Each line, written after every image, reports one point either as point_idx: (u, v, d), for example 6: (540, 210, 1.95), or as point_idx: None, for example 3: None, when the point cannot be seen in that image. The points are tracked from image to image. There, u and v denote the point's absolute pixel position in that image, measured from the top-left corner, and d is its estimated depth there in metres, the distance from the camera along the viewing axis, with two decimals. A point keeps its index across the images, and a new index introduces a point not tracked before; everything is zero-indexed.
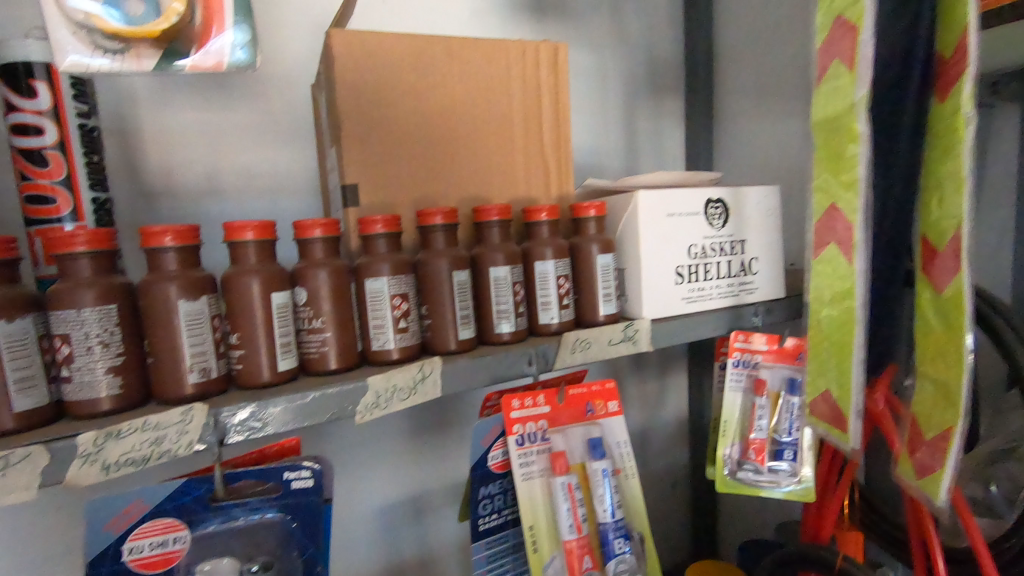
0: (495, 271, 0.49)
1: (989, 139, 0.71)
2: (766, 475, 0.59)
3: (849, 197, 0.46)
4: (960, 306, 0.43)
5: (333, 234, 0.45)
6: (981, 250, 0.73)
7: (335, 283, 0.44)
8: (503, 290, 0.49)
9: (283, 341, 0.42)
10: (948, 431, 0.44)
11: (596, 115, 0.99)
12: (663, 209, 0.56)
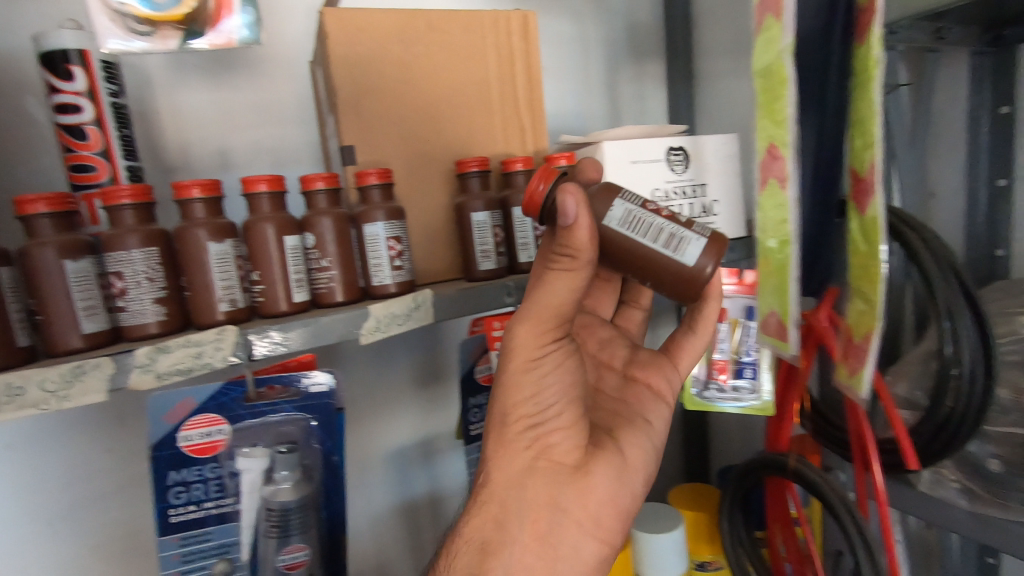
0: (608, 221, 0.42)
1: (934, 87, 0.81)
2: (730, 393, 0.66)
3: (782, 134, 0.52)
4: (877, 224, 0.50)
5: (278, 189, 0.50)
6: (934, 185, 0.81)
7: (281, 235, 0.49)
8: (641, 219, 0.42)
9: (233, 284, 0.47)
10: (870, 334, 0.50)
11: (579, 81, 1.04)
12: (627, 157, 0.62)
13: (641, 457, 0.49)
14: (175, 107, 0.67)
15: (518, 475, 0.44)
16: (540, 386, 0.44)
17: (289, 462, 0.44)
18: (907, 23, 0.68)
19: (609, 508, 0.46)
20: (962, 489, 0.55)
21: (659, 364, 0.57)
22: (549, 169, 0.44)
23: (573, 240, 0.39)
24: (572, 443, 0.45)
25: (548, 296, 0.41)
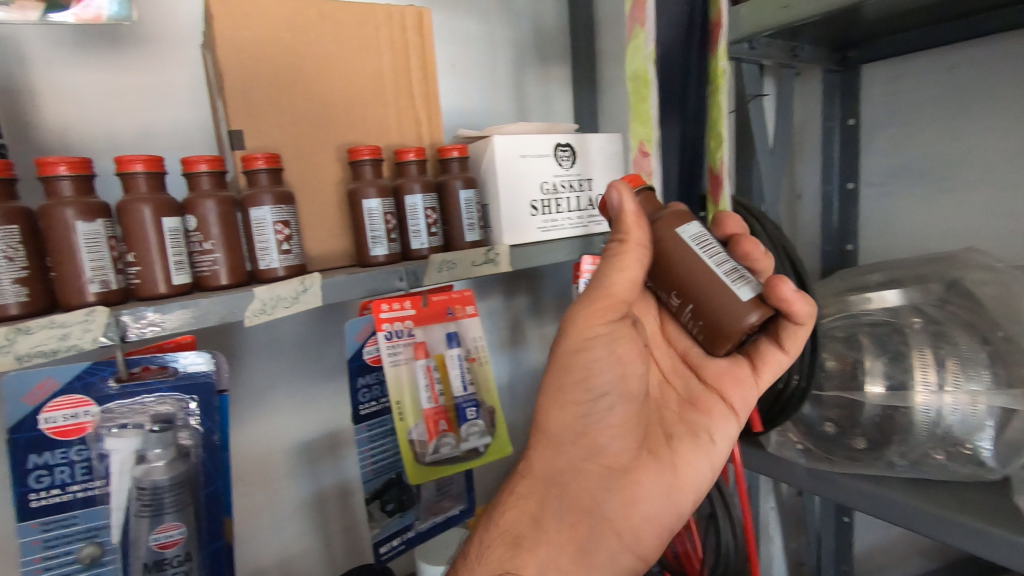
0: (682, 231, 0.46)
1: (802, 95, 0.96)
2: None
3: (646, 131, 0.57)
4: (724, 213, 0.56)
5: (156, 170, 0.49)
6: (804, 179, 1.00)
7: (159, 216, 0.49)
8: (711, 244, 0.46)
9: (105, 265, 0.46)
10: None
11: (488, 81, 1.08)
12: (517, 151, 0.66)
13: (700, 470, 0.54)
14: (49, 86, 0.63)
15: (555, 468, 0.51)
16: (593, 372, 0.49)
17: (162, 443, 0.46)
18: (764, 40, 0.77)
19: (653, 522, 0.52)
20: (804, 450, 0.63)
21: (738, 371, 0.55)
22: (648, 198, 0.49)
23: (623, 219, 0.46)
24: (619, 448, 0.51)
25: (600, 280, 0.47)
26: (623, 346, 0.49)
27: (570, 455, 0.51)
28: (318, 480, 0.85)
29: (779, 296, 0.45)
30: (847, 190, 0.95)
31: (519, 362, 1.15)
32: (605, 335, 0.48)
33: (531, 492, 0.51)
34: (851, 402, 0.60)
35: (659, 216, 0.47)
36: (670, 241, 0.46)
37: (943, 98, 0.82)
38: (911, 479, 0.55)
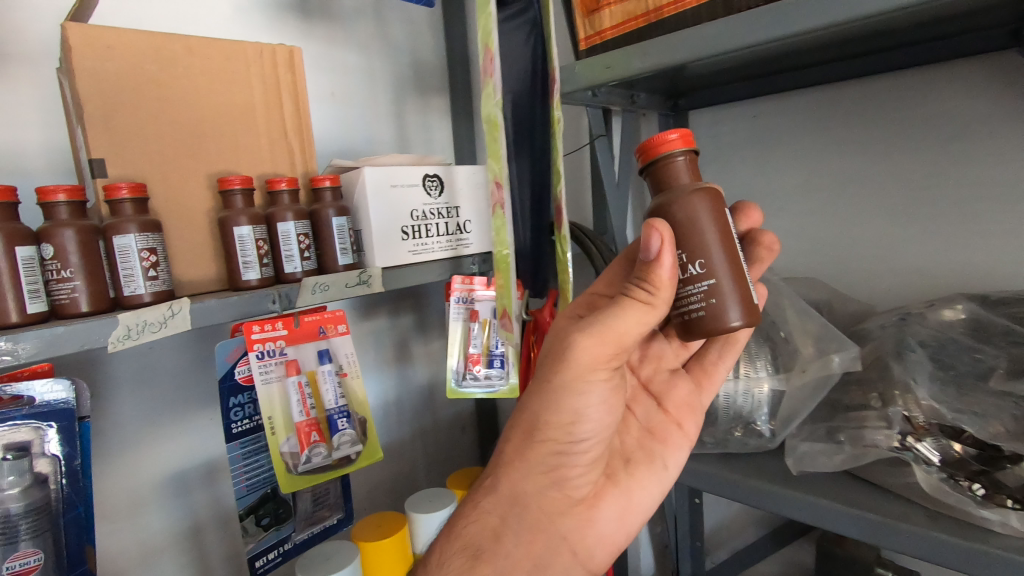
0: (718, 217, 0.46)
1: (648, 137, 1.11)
2: (483, 380, 0.79)
3: (496, 167, 0.66)
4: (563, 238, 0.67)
5: (7, 199, 0.50)
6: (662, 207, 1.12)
7: (11, 246, 0.48)
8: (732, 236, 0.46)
9: None
10: None
11: (369, 109, 1.12)
12: (387, 181, 0.72)
13: (651, 492, 0.62)
14: None
15: (522, 491, 0.57)
16: (580, 419, 0.54)
17: (19, 470, 0.48)
18: (604, 90, 0.87)
19: (605, 545, 0.59)
20: None
21: (690, 400, 0.67)
22: (696, 164, 0.47)
23: (655, 277, 0.45)
24: (584, 480, 0.58)
25: (615, 325, 0.48)
26: (613, 393, 0.54)
27: (541, 480, 0.57)
28: (192, 509, 0.83)
29: (756, 300, 0.63)
30: None
31: (406, 378, 1.19)
32: (603, 378, 0.52)
33: (495, 508, 0.57)
34: None
35: (700, 183, 0.46)
36: (704, 213, 0.44)
37: (751, 143, 1.02)
38: (715, 454, 0.72)
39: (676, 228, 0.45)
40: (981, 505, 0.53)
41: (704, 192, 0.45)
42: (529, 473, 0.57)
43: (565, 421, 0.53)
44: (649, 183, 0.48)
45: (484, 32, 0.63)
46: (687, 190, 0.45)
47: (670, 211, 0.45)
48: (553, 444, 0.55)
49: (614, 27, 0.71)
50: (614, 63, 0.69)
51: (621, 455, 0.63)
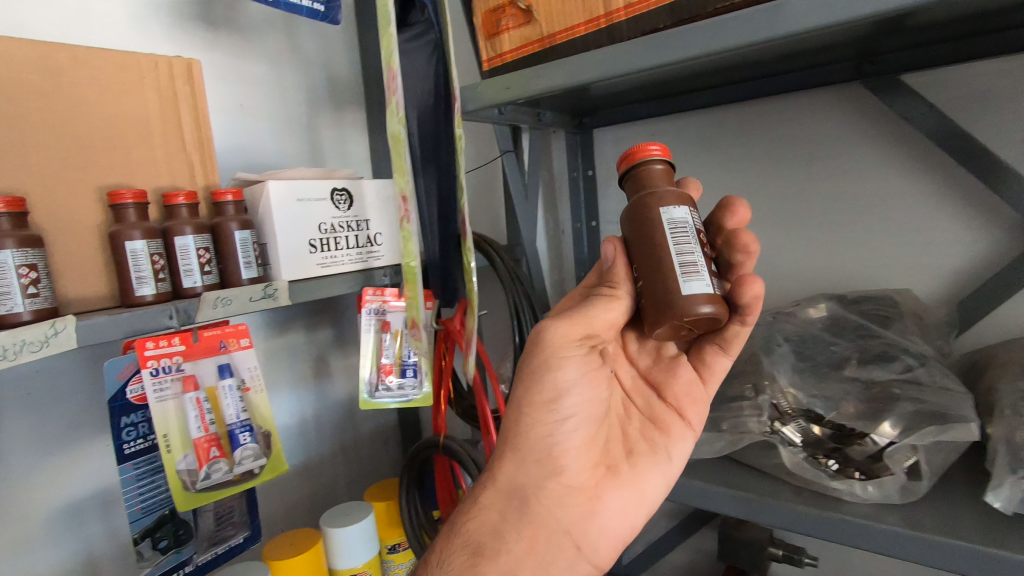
0: (678, 215, 0.50)
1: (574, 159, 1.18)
2: (395, 390, 0.80)
3: (402, 182, 0.68)
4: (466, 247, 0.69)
5: None
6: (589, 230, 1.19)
7: None
8: (683, 234, 0.50)
9: None
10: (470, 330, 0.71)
11: (280, 121, 1.10)
12: (293, 195, 0.73)
13: (655, 481, 0.63)
14: None
15: (523, 480, 0.60)
16: (562, 396, 0.60)
17: None
18: (511, 108, 0.92)
19: (611, 536, 0.61)
20: None
21: (692, 390, 0.66)
22: (671, 174, 0.53)
23: (614, 273, 0.56)
24: (579, 465, 0.61)
25: (585, 311, 0.56)
26: (589, 370, 0.61)
27: (536, 468, 0.60)
28: (85, 543, 0.77)
29: (747, 296, 0.55)
30: (592, 227, 1.18)
31: (324, 394, 1.17)
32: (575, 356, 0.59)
33: (494, 503, 0.61)
34: None
35: (667, 189, 0.51)
36: (670, 211, 0.50)
37: None
38: None
39: (638, 228, 0.51)
40: (832, 477, 0.60)
41: (664, 198, 0.51)
42: (525, 462, 0.61)
43: (545, 399, 0.60)
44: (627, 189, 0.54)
45: (386, 53, 0.66)
46: (642, 197, 0.52)
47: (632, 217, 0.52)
48: (544, 429, 0.60)
49: (514, 50, 0.76)
50: (513, 85, 0.73)
51: (620, 447, 0.65)
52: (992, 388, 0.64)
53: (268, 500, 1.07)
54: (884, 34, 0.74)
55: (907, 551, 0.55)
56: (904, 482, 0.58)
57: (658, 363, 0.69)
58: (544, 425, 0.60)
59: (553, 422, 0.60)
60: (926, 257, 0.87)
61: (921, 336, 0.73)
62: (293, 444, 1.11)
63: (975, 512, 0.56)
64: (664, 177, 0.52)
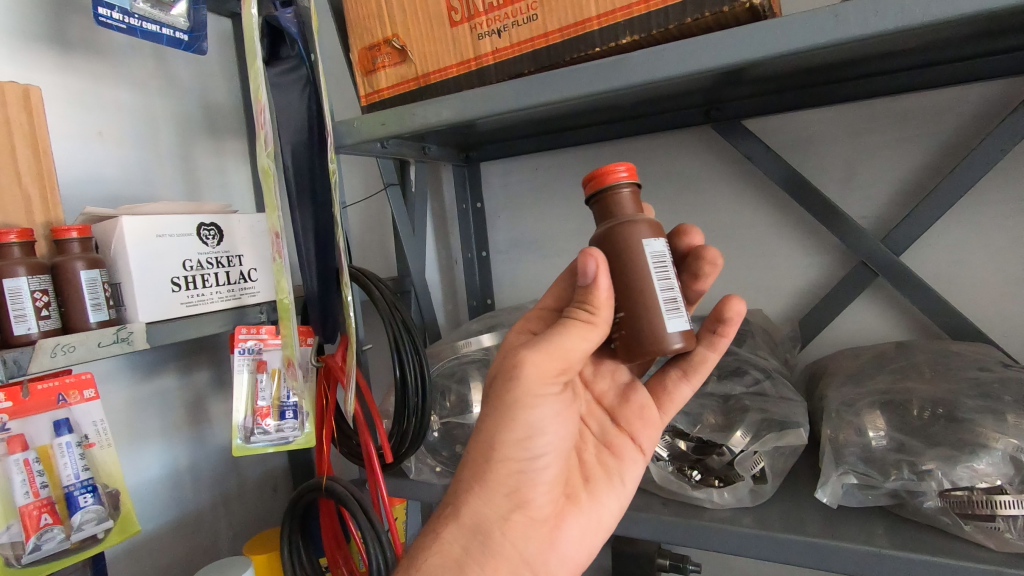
0: (649, 247, 0.46)
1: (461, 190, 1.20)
2: (274, 433, 0.76)
3: (273, 216, 0.67)
4: (342, 281, 0.69)
5: None
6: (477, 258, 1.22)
7: None
8: (666, 269, 0.47)
9: None
10: (348, 365, 0.70)
11: (149, 150, 1.03)
12: (153, 231, 0.69)
13: (612, 508, 0.59)
14: None
15: (486, 523, 0.51)
16: (536, 431, 0.52)
17: None
18: (394, 142, 0.93)
19: (572, 565, 0.56)
20: (439, 471, 0.78)
21: (646, 412, 0.63)
22: (641, 201, 0.47)
23: (593, 299, 0.46)
24: (546, 498, 0.54)
25: (558, 340, 0.48)
26: (561, 405, 0.54)
27: (500, 501, 0.52)
28: None
29: (728, 314, 0.56)
30: (482, 257, 1.22)
31: (202, 442, 1.08)
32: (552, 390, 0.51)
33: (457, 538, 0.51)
34: (462, 427, 0.78)
35: (640, 216, 0.47)
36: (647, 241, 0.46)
37: (536, 193, 1.16)
38: None
39: (620, 260, 0.46)
40: (693, 487, 0.65)
41: (637, 228, 0.46)
42: (492, 494, 0.52)
43: (518, 435, 0.51)
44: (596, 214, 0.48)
45: (254, 86, 0.65)
46: (620, 225, 0.46)
47: (613, 242, 0.46)
48: (511, 462, 0.52)
49: (390, 88, 0.77)
50: (388, 121, 0.73)
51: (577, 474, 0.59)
52: (824, 394, 0.73)
53: (135, 565, 0.96)
54: (728, 84, 0.84)
55: (756, 550, 0.60)
56: (753, 486, 0.64)
57: (613, 391, 0.64)
58: (515, 457, 0.52)
59: (520, 454, 0.52)
60: (774, 280, 0.98)
61: (768, 351, 0.82)
62: (165, 500, 1.01)
63: (813, 507, 0.63)
64: (632, 202, 0.47)
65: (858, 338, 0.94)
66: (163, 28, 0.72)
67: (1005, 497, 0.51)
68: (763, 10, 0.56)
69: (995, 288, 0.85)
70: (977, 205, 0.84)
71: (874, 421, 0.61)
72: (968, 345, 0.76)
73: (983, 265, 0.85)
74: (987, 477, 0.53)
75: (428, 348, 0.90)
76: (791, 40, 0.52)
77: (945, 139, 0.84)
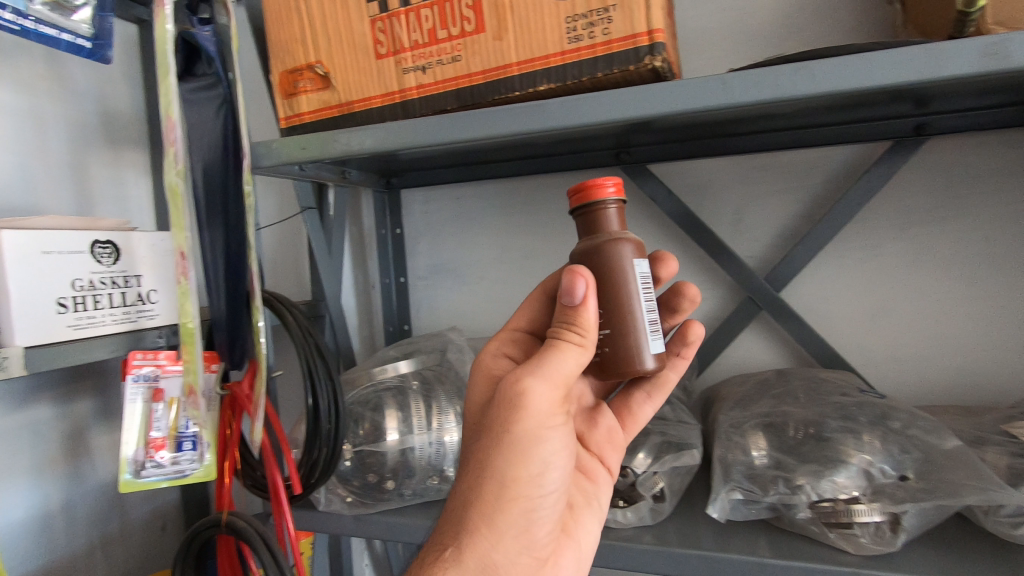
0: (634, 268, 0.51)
1: (381, 216, 1.21)
2: (168, 466, 0.70)
3: (180, 237, 0.64)
4: (254, 304, 0.67)
5: None
6: (394, 283, 1.22)
7: None
8: (648, 288, 0.52)
9: None
10: (258, 392, 0.67)
11: (34, 158, 0.94)
12: (38, 247, 0.63)
13: (589, 528, 0.61)
14: None
15: (495, 564, 0.50)
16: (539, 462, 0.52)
17: None
18: (313, 165, 0.91)
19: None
20: (349, 501, 0.77)
21: (612, 434, 0.68)
22: (621, 220, 0.51)
23: (580, 320, 0.49)
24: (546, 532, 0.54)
25: (556, 360, 0.50)
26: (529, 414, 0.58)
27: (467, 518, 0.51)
28: None
29: (689, 337, 0.66)
30: (400, 283, 1.22)
31: (80, 479, 0.98)
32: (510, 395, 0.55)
33: None
34: (375, 455, 0.75)
35: (617, 233, 0.51)
36: (627, 257, 0.50)
37: (455, 222, 1.18)
38: (415, 504, 0.77)
39: (602, 272, 0.50)
40: None
41: (623, 250, 0.50)
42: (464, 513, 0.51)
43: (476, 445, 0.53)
44: (579, 230, 0.52)
45: (164, 101, 0.62)
46: (607, 240, 0.50)
47: (587, 259, 0.51)
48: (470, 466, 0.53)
49: (311, 112, 0.77)
50: (308, 144, 0.73)
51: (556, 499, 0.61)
52: (715, 417, 0.80)
53: None
54: (636, 132, 0.92)
55: (656, 565, 0.64)
56: (653, 504, 0.69)
57: (579, 413, 0.69)
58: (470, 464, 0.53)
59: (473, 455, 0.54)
60: None
61: None
62: (30, 546, 0.90)
63: (706, 523, 0.68)
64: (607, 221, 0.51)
65: (746, 365, 1.03)
66: (63, 33, 0.68)
67: (860, 506, 0.59)
68: (664, 72, 0.62)
69: (856, 321, 0.97)
70: (841, 249, 0.97)
71: (757, 441, 0.68)
72: (834, 372, 0.87)
73: (846, 301, 0.98)
74: (846, 489, 0.61)
75: (341, 375, 0.88)
76: (687, 101, 0.59)
77: (815, 192, 0.97)
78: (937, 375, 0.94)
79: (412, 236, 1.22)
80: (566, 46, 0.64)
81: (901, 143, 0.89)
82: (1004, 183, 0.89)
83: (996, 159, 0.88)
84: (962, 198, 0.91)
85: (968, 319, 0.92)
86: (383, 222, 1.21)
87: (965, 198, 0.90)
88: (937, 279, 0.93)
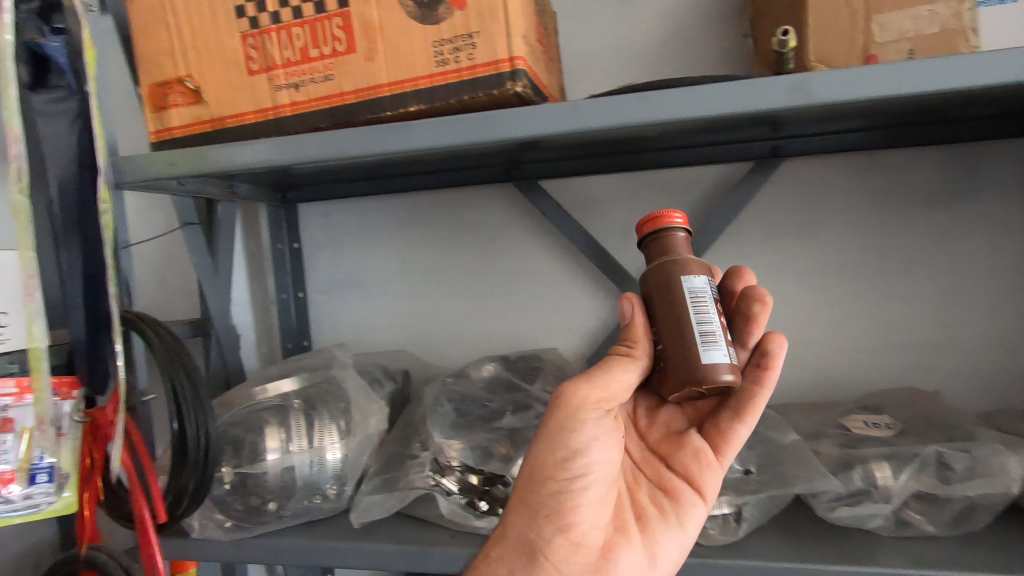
0: (692, 283, 0.53)
1: (279, 230, 1.18)
2: (20, 502, 0.65)
3: (27, 257, 0.60)
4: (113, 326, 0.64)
5: None
6: (294, 298, 1.19)
7: None
8: (705, 302, 0.53)
9: None
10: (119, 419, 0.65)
11: None
12: None
13: (665, 544, 0.61)
14: None
15: (529, 540, 0.58)
16: (576, 455, 0.57)
17: None
18: (194, 180, 0.88)
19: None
20: (226, 526, 0.75)
21: (698, 458, 0.64)
22: (685, 243, 0.55)
23: (632, 333, 0.56)
24: (589, 526, 0.59)
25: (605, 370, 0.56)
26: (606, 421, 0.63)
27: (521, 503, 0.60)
28: None
29: (770, 348, 0.59)
30: (299, 298, 1.20)
31: None
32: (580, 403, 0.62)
33: (503, 558, 0.59)
34: (255, 476, 0.72)
35: (685, 255, 0.54)
36: (689, 276, 0.54)
37: (356, 237, 1.18)
38: (295, 524, 0.76)
39: (662, 289, 0.54)
40: (477, 516, 0.71)
41: (687, 269, 0.54)
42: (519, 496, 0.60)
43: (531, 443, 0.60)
44: (647, 252, 0.56)
45: (3, 112, 0.58)
46: (669, 261, 0.54)
47: (647, 280, 0.56)
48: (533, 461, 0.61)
49: (183, 126, 0.75)
50: (176, 160, 0.71)
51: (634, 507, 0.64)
52: None
53: None
54: (525, 149, 0.95)
55: None
56: None
57: (667, 437, 0.67)
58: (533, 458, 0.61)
59: None
60: (569, 321, 1.10)
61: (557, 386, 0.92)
62: None
63: None
64: (670, 243, 0.55)
65: None
66: None
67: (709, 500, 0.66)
68: (527, 96, 0.66)
69: None
70: (716, 261, 1.05)
71: None
72: None
73: None
74: None
75: (218, 399, 0.85)
76: (543, 126, 0.62)
77: (692, 208, 1.04)
78: (800, 376, 1.03)
79: (311, 250, 1.20)
80: (433, 69, 0.66)
81: (761, 164, 0.98)
82: (849, 201, 0.99)
83: (841, 180, 0.99)
84: (815, 215, 1.00)
85: (825, 324, 1.01)
86: (282, 237, 1.18)
87: (818, 214, 1.00)
88: (798, 289, 1.02)
